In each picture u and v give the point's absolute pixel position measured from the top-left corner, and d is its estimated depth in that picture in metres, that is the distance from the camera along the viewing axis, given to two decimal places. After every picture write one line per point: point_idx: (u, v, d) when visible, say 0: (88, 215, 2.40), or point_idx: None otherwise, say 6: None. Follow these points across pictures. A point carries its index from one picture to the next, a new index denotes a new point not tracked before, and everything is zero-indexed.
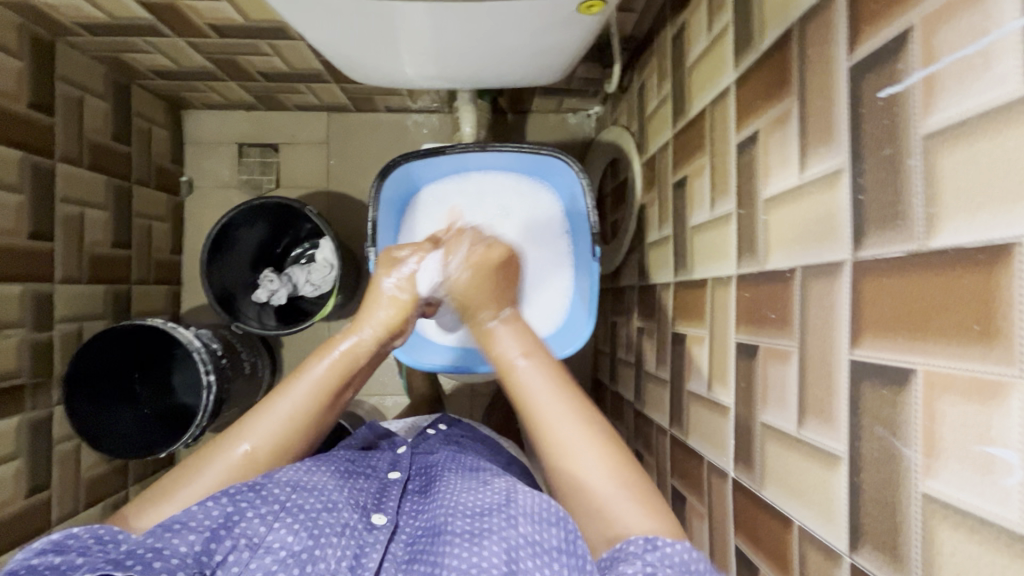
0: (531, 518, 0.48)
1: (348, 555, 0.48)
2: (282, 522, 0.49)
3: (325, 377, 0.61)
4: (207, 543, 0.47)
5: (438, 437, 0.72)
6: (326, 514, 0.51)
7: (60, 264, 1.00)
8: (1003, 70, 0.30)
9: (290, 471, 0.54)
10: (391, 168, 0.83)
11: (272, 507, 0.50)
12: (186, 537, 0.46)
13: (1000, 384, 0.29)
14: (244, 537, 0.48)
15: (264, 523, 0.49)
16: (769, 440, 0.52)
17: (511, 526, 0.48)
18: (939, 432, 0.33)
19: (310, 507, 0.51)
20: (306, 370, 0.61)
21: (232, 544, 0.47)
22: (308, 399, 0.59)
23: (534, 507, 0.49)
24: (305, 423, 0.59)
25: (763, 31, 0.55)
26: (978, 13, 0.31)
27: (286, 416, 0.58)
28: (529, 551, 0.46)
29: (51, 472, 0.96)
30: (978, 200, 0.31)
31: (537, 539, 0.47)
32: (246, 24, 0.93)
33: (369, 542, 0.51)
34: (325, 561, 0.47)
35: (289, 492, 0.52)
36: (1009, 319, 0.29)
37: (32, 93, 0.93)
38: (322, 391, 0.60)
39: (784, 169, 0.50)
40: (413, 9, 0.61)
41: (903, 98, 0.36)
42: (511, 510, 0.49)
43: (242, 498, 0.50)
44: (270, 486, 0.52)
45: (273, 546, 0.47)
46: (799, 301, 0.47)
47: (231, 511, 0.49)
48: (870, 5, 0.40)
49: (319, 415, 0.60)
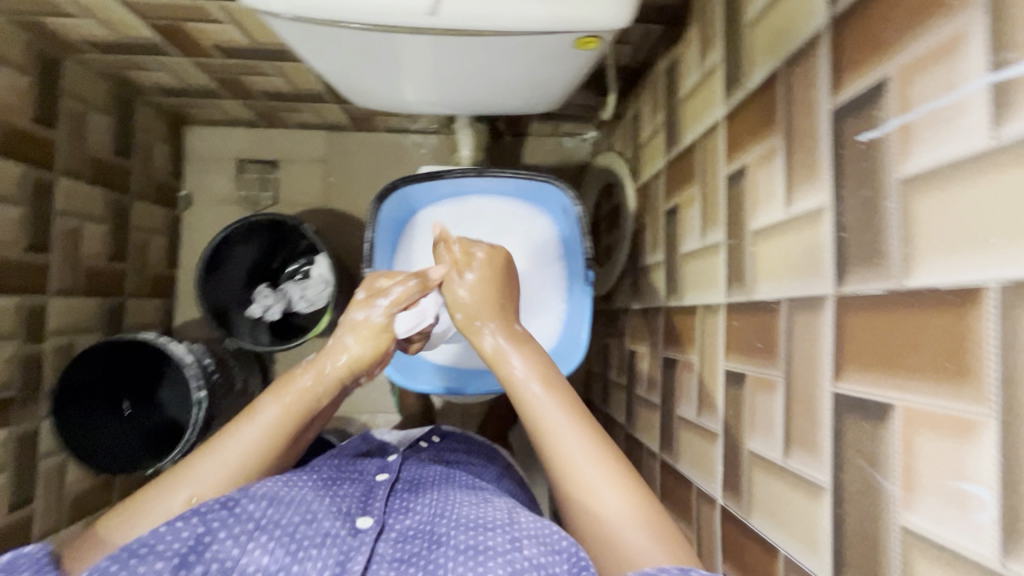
0: (535, 540, 0.46)
1: (330, 564, 0.46)
2: (255, 542, 0.47)
3: (281, 414, 0.59)
4: (175, 570, 0.44)
5: (428, 451, 0.71)
6: (305, 526, 0.49)
7: (55, 276, 1.00)
8: (971, 124, 0.31)
9: (266, 484, 0.52)
10: (390, 190, 0.85)
11: (246, 526, 0.48)
12: (152, 564, 0.44)
13: (974, 421, 0.30)
14: (215, 562, 0.45)
15: (237, 544, 0.46)
16: (756, 468, 0.53)
17: (515, 548, 0.45)
18: (916, 466, 0.34)
19: (288, 522, 0.49)
20: (258, 411, 0.59)
21: (203, 569, 0.45)
22: (261, 438, 0.57)
23: (536, 529, 0.47)
24: (259, 466, 0.56)
25: (751, 71, 0.58)
26: (948, 68, 0.33)
27: (238, 458, 0.55)
28: (534, 572, 0.43)
29: (35, 488, 0.94)
30: (950, 245, 0.32)
31: (542, 562, 0.43)
32: (251, 46, 0.95)
33: (353, 546, 0.48)
34: (306, 574, 0.46)
35: (265, 506, 0.49)
36: (980, 359, 0.30)
37: (37, 108, 0.94)
38: (276, 432, 0.58)
39: (771, 204, 0.52)
40: (415, 42, 0.63)
41: (881, 144, 0.38)
42: (514, 531, 0.47)
43: (213, 517, 0.48)
44: (245, 501, 0.49)
45: (246, 569, 0.45)
46: (785, 332, 0.49)
47: (202, 532, 0.47)
48: (850, 54, 0.42)
49: (277, 454, 0.58)
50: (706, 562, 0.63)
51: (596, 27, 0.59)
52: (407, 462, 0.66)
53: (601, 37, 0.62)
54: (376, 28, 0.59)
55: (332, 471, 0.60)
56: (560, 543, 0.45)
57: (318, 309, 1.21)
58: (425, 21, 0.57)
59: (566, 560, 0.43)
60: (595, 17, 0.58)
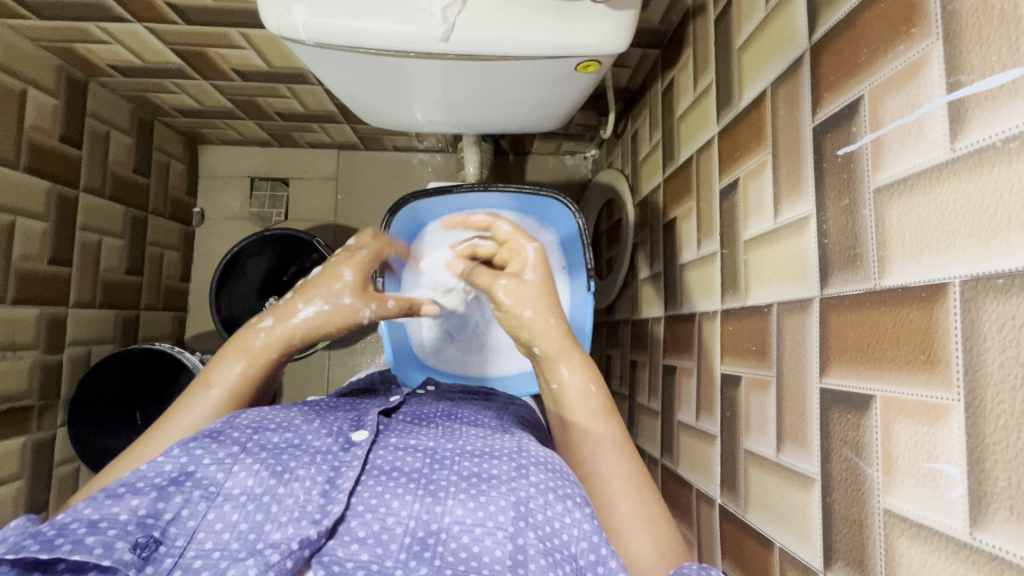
0: (540, 467, 0.49)
1: (320, 482, 0.47)
2: (241, 465, 0.47)
3: (239, 379, 0.57)
4: (153, 504, 0.44)
5: (430, 394, 0.72)
6: (291, 450, 0.49)
7: (76, 289, 1.04)
8: (933, 137, 0.35)
9: (252, 414, 0.52)
10: (401, 205, 0.89)
11: (231, 449, 0.48)
12: (129, 503, 0.43)
13: (943, 405, 0.33)
14: (199, 488, 0.45)
15: (222, 469, 0.47)
16: (752, 466, 0.55)
17: (521, 476, 0.48)
18: (895, 451, 0.37)
19: (275, 446, 0.49)
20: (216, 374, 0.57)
21: (185, 497, 0.45)
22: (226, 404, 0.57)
23: (543, 457, 0.50)
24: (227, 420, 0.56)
25: (741, 92, 0.62)
26: (913, 89, 0.37)
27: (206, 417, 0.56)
28: (540, 501, 0.46)
29: (49, 494, 0.97)
30: (919, 247, 0.36)
31: (550, 486, 0.47)
32: (268, 70, 1.00)
33: (345, 462, 0.49)
34: (293, 496, 0.46)
35: (251, 433, 0.50)
36: (947, 349, 0.33)
37: (64, 129, 0.99)
38: (238, 387, 0.57)
39: (761, 215, 0.56)
40: (426, 66, 0.68)
41: (857, 156, 0.42)
42: (521, 459, 0.50)
43: (195, 447, 0.47)
44: (230, 430, 0.49)
45: (233, 493, 0.46)
46: (776, 334, 0.52)
47: (185, 462, 0.46)
48: (828, 77, 0.46)
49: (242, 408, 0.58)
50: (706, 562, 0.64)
51: (595, 53, 0.63)
52: (409, 400, 0.66)
53: (600, 61, 0.66)
54: (389, 53, 0.64)
55: (327, 406, 0.60)
56: (564, 472, 0.49)
57: None
58: (437, 47, 0.61)
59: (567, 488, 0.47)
60: (595, 43, 0.62)
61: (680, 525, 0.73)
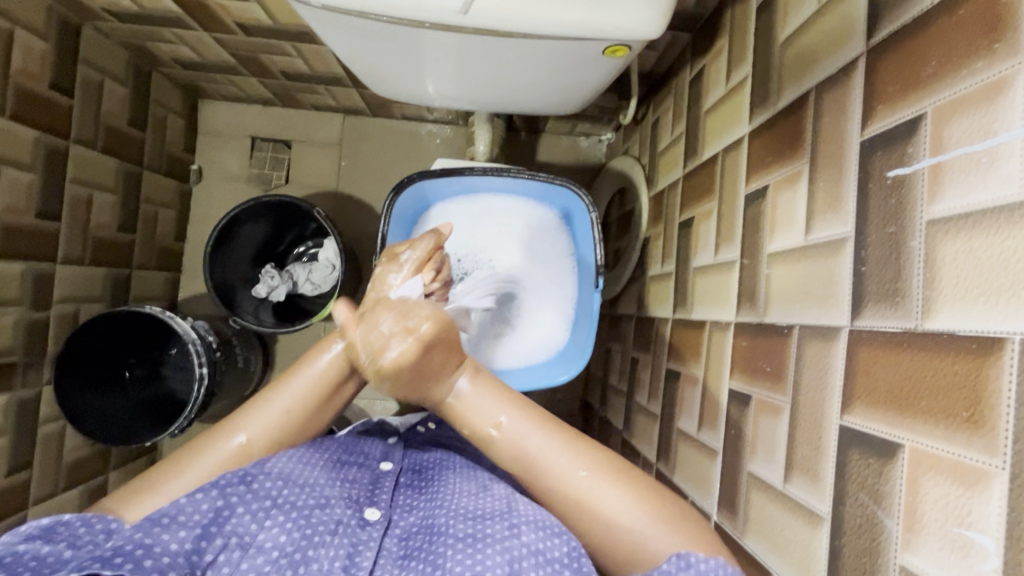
0: (533, 526, 0.48)
1: (341, 555, 0.48)
2: (273, 520, 0.49)
3: (327, 369, 0.54)
4: (197, 541, 0.46)
5: (427, 435, 0.72)
6: (318, 512, 0.50)
7: (63, 244, 1.00)
8: (1007, 171, 0.31)
9: (284, 459, 0.53)
10: (406, 183, 0.83)
11: (264, 503, 0.50)
12: (176, 533, 0.46)
13: (984, 471, 0.30)
14: (235, 536, 0.48)
15: (256, 520, 0.49)
16: (754, 490, 0.53)
17: (513, 535, 0.47)
18: (920, 508, 0.34)
19: (303, 504, 0.50)
20: (306, 360, 0.55)
21: (223, 542, 0.47)
22: (308, 392, 0.54)
23: (534, 515, 0.49)
24: (304, 418, 0.54)
25: (780, 91, 0.57)
26: (988, 114, 0.33)
27: (285, 410, 0.53)
28: (532, 561, 0.45)
29: (33, 452, 0.95)
30: (975, 292, 0.32)
31: (540, 548, 0.46)
32: (273, 26, 0.94)
33: (362, 539, 0.50)
34: (318, 561, 0.47)
35: (281, 486, 0.51)
36: (996, 412, 0.30)
37: (55, 75, 0.94)
38: (323, 380, 0.54)
39: (790, 229, 0.52)
40: (442, 38, 0.62)
41: (911, 181, 0.38)
42: (512, 518, 0.49)
43: (231, 492, 0.49)
44: (261, 477, 0.51)
45: (265, 546, 0.47)
46: (795, 358, 0.49)
47: (222, 505, 0.48)
48: (885, 87, 0.41)
49: (323, 406, 0.55)
50: None
51: (626, 37, 0.58)
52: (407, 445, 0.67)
53: (630, 46, 0.61)
54: (403, 23, 0.59)
55: (340, 451, 0.59)
56: (557, 528, 0.48)
57: (323, 293, 1.23)
58: (454, 19, 0.56)
59: (565, 543, 0.47)
60: (627, 26, 0.57)
61: None
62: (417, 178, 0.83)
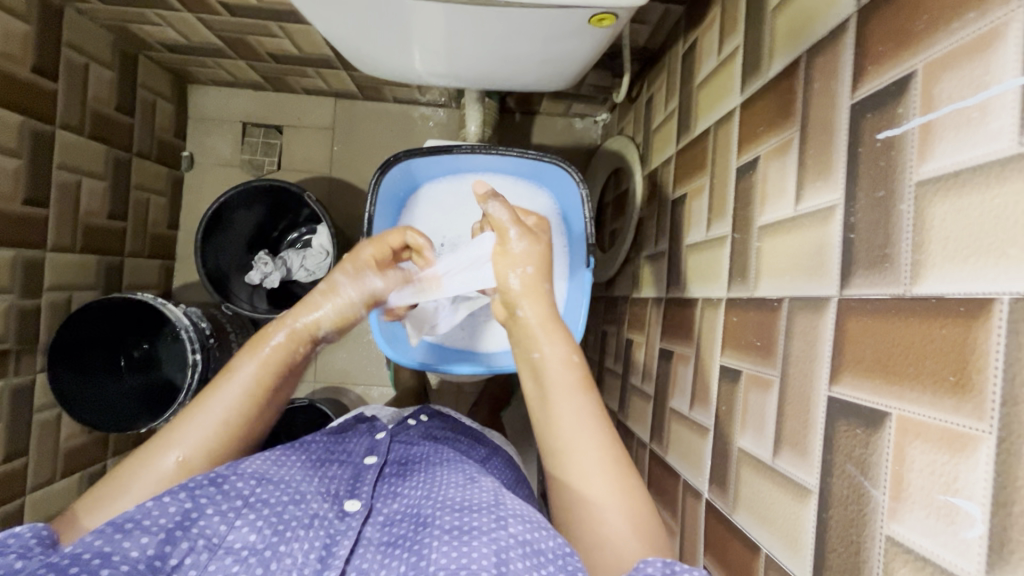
0: (520, 519, 0.47)
1: (316, 547, 0.47)
2: (243, 519, 0.47)
3: (258, 373, 0.58)
4: (161, 546, 0.43)
5: (418, 429, 0.71)
6: (292, 507, 0.49)
7: (53, 231, 1.00)
8: (999, 126, 0.30)
9: (256, 463, 0.53)
10: (392, 163, 0.81)
11: (234, 503, 0.48)
12: (138, 540, 0.43)
13: (971, 437, 0.29)
14: (202, 538, 0.45)
15: (225, 521, 0.47)
16: (744, 466, 0.53)
17: (500, 527, 0.45)
18: (906, 477, 0.33)
19: (276, 501, 0.49)
20: (234, 370, 0.58)
21: (190, 545, 0.44)
22: (241, 400, 0.57)
23: (522, 509, 0.48)
24: (240, 424, 0.56)
25: (771, 58, 0.55)
26: (980, 66, 0.31)
27: (218, 420, 0.55)
28: (520, 551, 0.43)
29: (29, 439, 0.95)
30: (964, 253, 0.31)
31: (528, 539, 0.45)
32: (257, 4, 0.92)
33: (340, 530, 0.49)
34: (291, 556, 0.45)
35: (253, 485, 0.50)
36: (984, 375, 0.29)
37: (38, 59, 0.92)
38: (254, 384, 0.57)
39: (780, 200, 0.51)
40: (425, 9, 0.61)
41: (900, 142, 0.36)
42: (499, 511, 0.48)
43: (201, 493, 0.48)
44: (233, 478, 0.50)
45: (234, 546, 0.45)
46: (785, 331, 0.48)
47: (190, 508, 0.47)
48: (876, 46, 0.40)
49: (258, 409, 0.58)
50: (687, 555, 0.63)
51: (612, 5, 0.56)
52: (396, 438, 0.67)
53: (617, 14, 0.59)
54: None
55: (321, 454, 0.60)
56: (544, 523, 0.47)
57: (318, 279, 1.22)
58: None
59: (552, 537, 0.45)
60: None
61: (663, 512, 0.71)
62: (404, 157, 0.81)
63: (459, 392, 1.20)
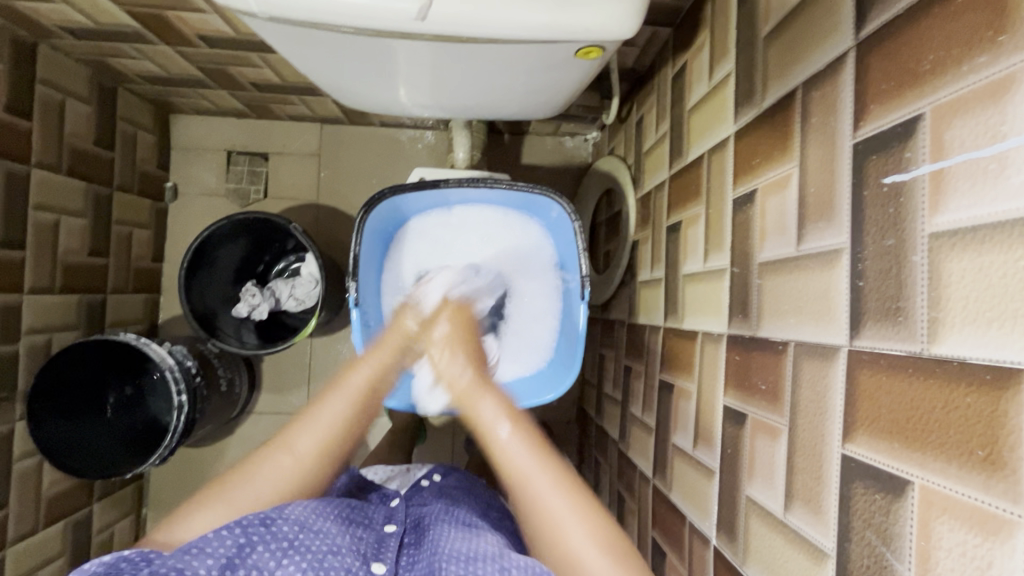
0: (525, 569, 0.45)
1: None
2: (289, 562, 0.45)
3: (358, 394, 0.59)
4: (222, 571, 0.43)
5: (431, 490, 0.68)
6: (331, 557, 0.46)
7: (30, 273, 0.96)
8: (1019, 181, 0.28)
9: (299, 509, 0.50)
10: (377, 201, 0.78)
11: (281, 544, 0.46)
12: (203, 561, 0.43)
13: (1006, 521, 0.27)
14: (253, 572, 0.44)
15: (274, 559, 0.45)
16: (753, 517, 0.50)
17: None
18: (933, 555, 0.31)
19: (317, 549, 0.47)
20: (345, 380, 0.60)
21: None
22: (348, 407, 0.58)
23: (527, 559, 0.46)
24: (345, 429, 0.58)
25: (765, 88, 0.53)
26: (995, 114, 0.29)
27: (329, 424, 0.57)
28: None
29: (8, 490, 0.91)
30: (986, 315, 0.29)
31: None
32: (237, 37, 0.90)
33: None
34: None
35: (298, 530, 0.48)
36: (1016, 453, 0.27)
37: (10, 98, 0.89)
38: (358, 395, 0.59)
39: (781, 237, 0.49)
40: (407, 46, 0.59)
41: (909, 189, 0.34)
42: (503, 562, 0.46)
43: (254, 531, 0.46)
44: (280, 522, 0.48)
45: None
46: (792, 378, 0.45)
47: (244, 542, 0.45)
48: (878, 84, 0.38)
49: (361, 418, 0.59)
50: None
51: (598, 38, 0.54)
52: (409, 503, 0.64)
53: (604, 47, 0.57)
54: (365, 32, 0.55)
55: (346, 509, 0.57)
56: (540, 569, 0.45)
57: (308, 308, 1.19)
58: (412, 26, 0.52)
59: None
60: (597, 26, 0.53)
61: (670, 554, 0.69)
62: (389, 195, 0.79)
63: (456, 423, 1.17)
